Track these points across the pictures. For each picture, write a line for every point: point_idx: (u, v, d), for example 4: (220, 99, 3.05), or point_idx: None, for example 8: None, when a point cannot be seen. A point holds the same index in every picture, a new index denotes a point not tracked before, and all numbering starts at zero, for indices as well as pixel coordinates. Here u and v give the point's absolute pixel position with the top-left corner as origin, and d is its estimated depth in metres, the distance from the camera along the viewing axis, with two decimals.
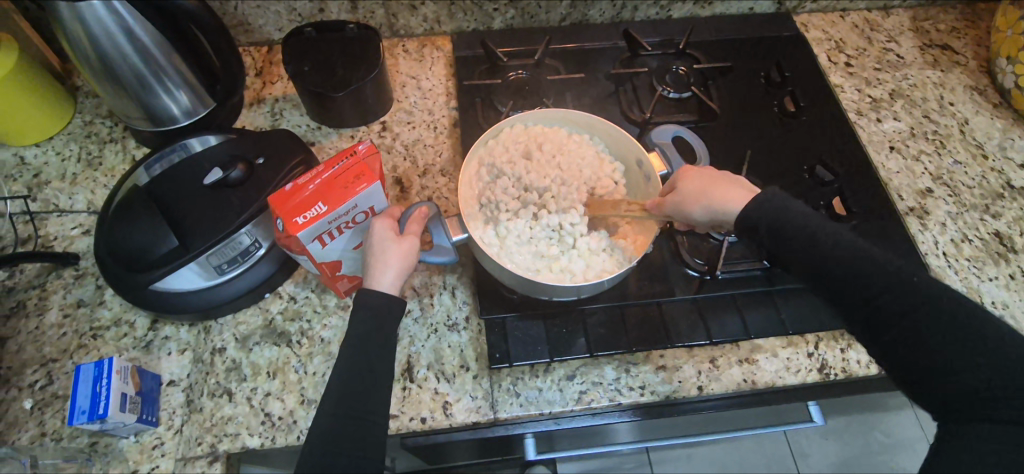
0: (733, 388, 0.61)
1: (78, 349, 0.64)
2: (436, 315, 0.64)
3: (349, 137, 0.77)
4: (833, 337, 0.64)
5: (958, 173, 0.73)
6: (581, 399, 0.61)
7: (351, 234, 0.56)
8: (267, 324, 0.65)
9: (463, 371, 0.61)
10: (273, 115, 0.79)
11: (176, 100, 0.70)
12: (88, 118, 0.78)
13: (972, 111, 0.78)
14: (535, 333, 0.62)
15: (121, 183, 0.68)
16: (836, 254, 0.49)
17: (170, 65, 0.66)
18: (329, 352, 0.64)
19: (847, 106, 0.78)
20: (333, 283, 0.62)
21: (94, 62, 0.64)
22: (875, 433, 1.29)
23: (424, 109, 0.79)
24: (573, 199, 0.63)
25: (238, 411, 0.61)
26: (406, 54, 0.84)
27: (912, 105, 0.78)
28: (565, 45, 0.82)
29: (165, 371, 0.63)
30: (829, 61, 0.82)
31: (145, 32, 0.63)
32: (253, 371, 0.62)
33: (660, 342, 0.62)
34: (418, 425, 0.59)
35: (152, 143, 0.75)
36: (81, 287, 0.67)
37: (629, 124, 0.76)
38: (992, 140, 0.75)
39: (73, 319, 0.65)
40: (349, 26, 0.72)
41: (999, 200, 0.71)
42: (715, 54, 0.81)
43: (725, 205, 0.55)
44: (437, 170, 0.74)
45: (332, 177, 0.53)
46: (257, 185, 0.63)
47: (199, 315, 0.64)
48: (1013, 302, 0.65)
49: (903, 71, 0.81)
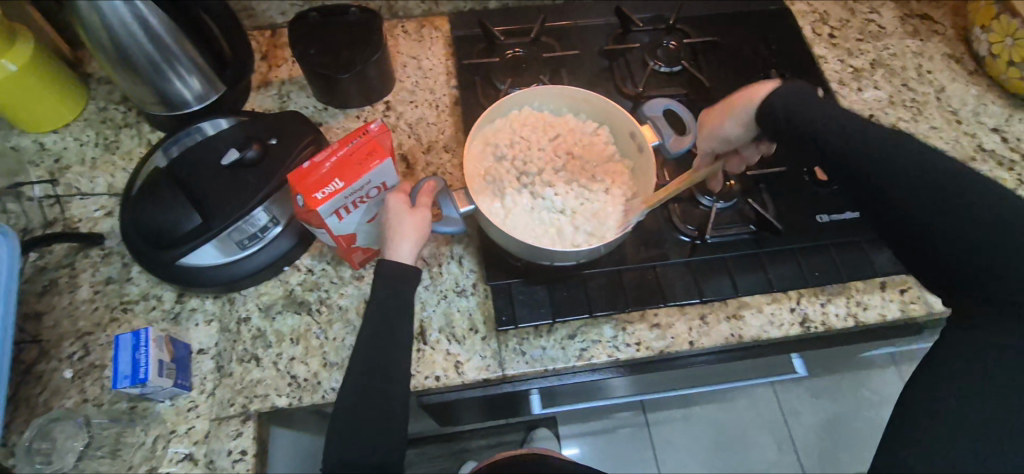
0: (721, 342, 0.67)
1: (110, 322, 0.68)
2: (445, 282, 0.69)
3: (355, 117, 0.80)
4: (814, 293, 0.69)
5: (934, 137, 0.77)
6: (582, 356, 0.66)
7: (366, 208, 0.61)
8: (288, 295, 0.70)
9: (472, 334, 0.66)
10: (280, 97, 0.82)
11: (189, 86, 0.73)
12: (102, 105, 0.81)
13: (948, 78, 0.81)
14: (539, 296, 0.67)
15: (141, 167, 0.71)
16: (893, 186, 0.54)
17: (182, 51, 0.69)
18: (346, 319, 0.68)
19: (830, 76, 0.82)
20: (349, 255, 0.67)
21: (110, 49, 0.67)
22: (861, 390, 1.36)
23: (425, 88, 0.82)
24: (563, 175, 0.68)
25: (265, 374, 0.65)
26: (406, 35, 0.87)
27: (892, 74, 0.82)
28: (560, 22, 0.85)
29: (194, 341, 0.67)
30: (813, 33, 0.85)
31: (158, 20, 0.65)
32: (277, 338, 0.67)
33: (655, 302, 0.67)
34: (432, 383, 0.64)
35: (166, 128, 0.78)
36: (109, 265, 0.71)
37: (623, 98, 0.80)
38: (967, 106, 0.79)
39: (104, 295, 0.69)
40: (352, 10, 0.75)
41: (971, 162, 0.76)
42: (705, 28, 0.85)
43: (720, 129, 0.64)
44: (440, 147, 0.78)
45: (347, 156, 0.57)
46: (272, 164, 0.67)
47: (224, 288, 0.68)
48: None
49: (883, 41, 0.85)
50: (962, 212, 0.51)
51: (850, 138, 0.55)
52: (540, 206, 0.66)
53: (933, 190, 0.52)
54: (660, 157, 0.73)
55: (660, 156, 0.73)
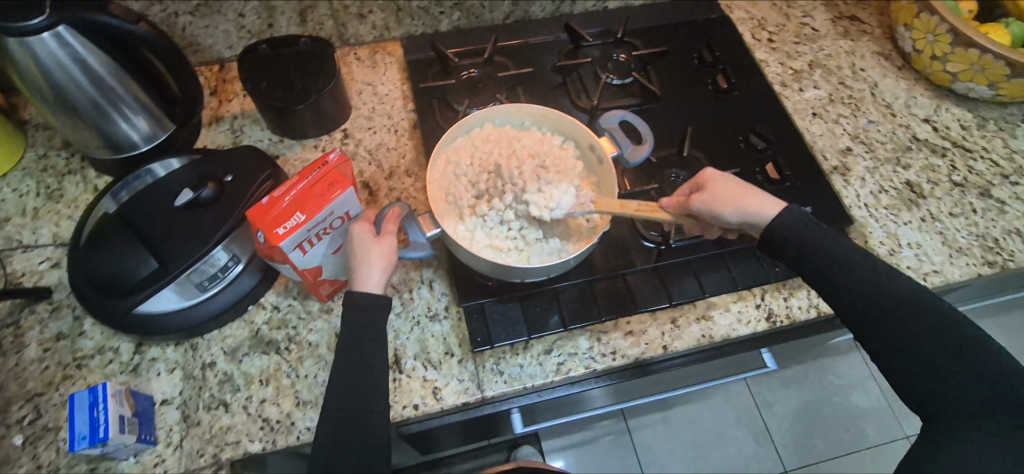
0: (693, 344, 0.68)
1: (64, 381, 0.64)
2: (417, 308, 0.68)
3: (312, 147, 0.79)
4: (777, 287, 0.71)
5: (872, 130, 0.82)
6: (560, 370, 0.66)
7: (330, 239, 0.60)
8: (254, 335, 0.67)
9: (449, 358, 0.66)
10: (233, 132, 0.80)
11: (136, 127, 0.70)
12: (42, 151, 0.78)
13: (881, 74, 0.86)
14: (512, 314, 0.67)
15: (88, 214, 0.68)
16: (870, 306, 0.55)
17: (127, 92, 0.67)
18: (318, 354, 0.66)
19: (772, 79, 0.85)
20: (316, 288, 0.65)
21: (48, 94, 0.64)
22: (829, 377, 1.40)
23: (382, 114, 0.82)
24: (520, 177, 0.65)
25: (236, 420, 0.63)
26: (359, 62, 0.86)
27: (829, 73, 0.86)
28: (512, 41, 0.87)
29: (157, 391, 0.64)
30: (754, 39, 0.89)
31: (99, 61, 0.63)
32: (246, 381, 0.65)
33: (628, 310, 0.68)
34: (411, 412, 0.63)
35: (114, 171, 0.75)
36: (58, 320, 0.67)
37: (579, 111, 0.81)
38: (899, 100, 0.84)
39: (55, 352, 0.66)
40: (302, 40, 0.75)
41: (908, 152, 0.80)
42: (652, 40, 0.88)
43: (717, 215, 0.60)
44: (402, 172, 0.77)
45: (307, 188, 0.56)
46: (229, 202, 0.66)
47: (185, 334, 0.65)
48: (925, 242, 0.73)
49: (818, 42, 0.89)
50: (949, 367, 0.52)
51: (855, 274, 0.56)
52: (497, 230, 0.66)
53: (924, 333, 0.53)
54: (620, 167, 0.75)
55: (620, 166, 0.74)
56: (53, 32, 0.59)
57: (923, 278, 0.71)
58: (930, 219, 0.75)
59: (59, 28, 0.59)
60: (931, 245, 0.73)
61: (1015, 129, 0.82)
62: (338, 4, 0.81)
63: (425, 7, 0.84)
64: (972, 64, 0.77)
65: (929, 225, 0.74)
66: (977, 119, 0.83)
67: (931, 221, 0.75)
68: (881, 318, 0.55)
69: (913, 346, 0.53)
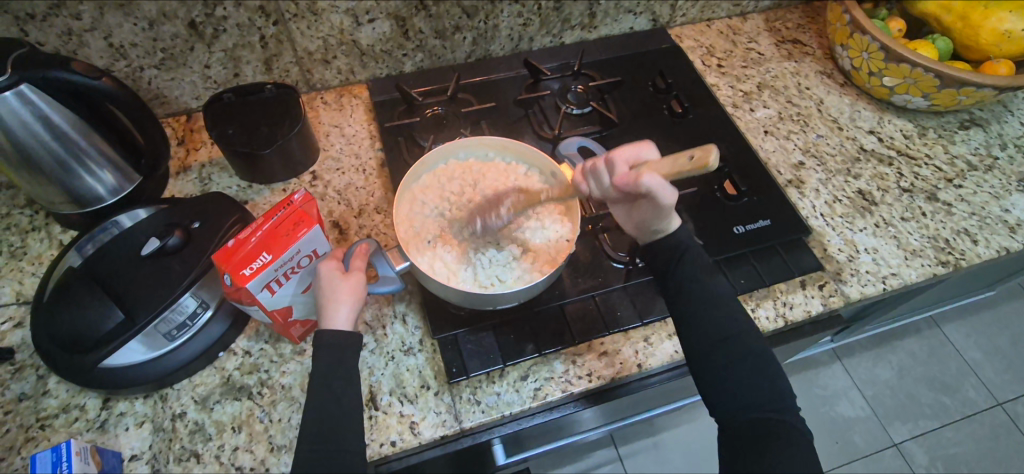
0: (667, 360, 0.68)
1: (26, 443, 0.62)
2: (391, 343, 0.68)
3: (281, 191, 0.80)
4: (743, 299, 0.72)
5: (822, 144, 0.86)
6: (537, 395, 0.66)
7: (299, 278, 0.60)
8: (225, 381, 0.66)
9: (425, 391, 0.65)
10: (201, 180, 0.81)
11: (101, 180, 0.71)
12: (5, 211, 0.77)
13: (825, 92, 0.92)
14: (487, 343, 0.67)
15: (52, 270, 0.67)
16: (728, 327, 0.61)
17: (92, 147, 0.68)
18: (291, 397, 0.66)
19: (725, 101, 0.90)
20: (286, 330, 0.65)
21: (10, 151, 0.64)
22: (812, 389, 1.42)
23: (350, 154, 0.84)
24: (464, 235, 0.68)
25: (208, 470, 0.61)
26: (326, 106, 0.89)
27: (777, 93, 0.91)
28: (473, 79, 0.90)
29: (125, 447, 0.62)
30: (704, 65, 0.94)
31: (62, 118, 0.64)
32: (218, 429, 0.63)
33: (599, 331, 0.69)
34: (389, 449, 0.62)
35: (79, 226, 0.75)
36: (21, 380, 0.65)
37: (542, 141, 0.84)
38: (845, 114, 0.89)
39: (16, 414, 0.63)
40: (267, 87, 0.76)
41: (857, 162, 0.84)
42: (607, 71, 0.92)
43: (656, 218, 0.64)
44: (372, 209, 0.78)
45: (273, 228, 0.57)
46: (195, 248, 0.66)
47: (155, 384, 0.64)
48: (881, 246, 0.76)
49: (765, 65, 0.94)
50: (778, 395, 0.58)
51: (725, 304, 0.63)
52: (483, 251, 0.67)
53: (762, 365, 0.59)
54: None
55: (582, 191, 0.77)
56: (16, 91, 0.59)
57: (881, 281, 0.73)
58: (884, 225, 0.78)
59: (22, 87, 0.59)
60: (887, 248, 0.76)
61: (953, 136, 0.87)
62: (302, 52, 0.83)
63: (388, 50, 0.87)
64: (905, 78, 0.82)
65: (883, 230, 0.78)
66: (918, 129, 0.88)
67: (885, 226, 0.78)
68: (699, 298, 0.62)
69: (731, 323, 0.61)
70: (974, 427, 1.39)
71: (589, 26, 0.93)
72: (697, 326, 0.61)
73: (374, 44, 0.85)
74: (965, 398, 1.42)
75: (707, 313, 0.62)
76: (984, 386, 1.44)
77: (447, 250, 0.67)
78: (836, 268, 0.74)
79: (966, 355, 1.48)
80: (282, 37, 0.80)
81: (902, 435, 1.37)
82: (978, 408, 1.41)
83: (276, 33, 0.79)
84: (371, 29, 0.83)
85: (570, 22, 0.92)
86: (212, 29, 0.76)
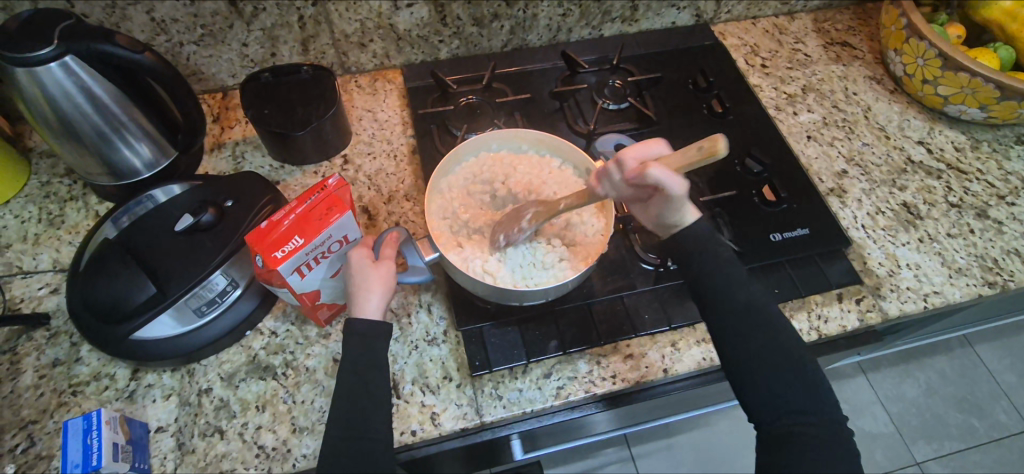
0: (694, 367, 0.67)
1: (58, 408, 0.63)
2: (415, 332, 0.68)
3: (312, 173, 0.80)
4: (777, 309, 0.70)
5: (867, 153, 0.83)
6: (559, 394, 0.65)
7: (329, 263, 0.60)
8: (251, 360, 0.67)
9: (447, 382, 0.65)
10: (234, 158, 0.81)
11: (138, 153, 0.71)
12: (45, 179, 0.79)
13: (873, 98, 0.88)
14: (511, 338, 0.66)
15: (88, 240, 0.69)
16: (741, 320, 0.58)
17: (131, 121, 0.68)
18: (315, 380, 0.66)
19: (767, 103, 0.87)
20: (314, 313, 0.65)
21: (54, 121, 0.65)
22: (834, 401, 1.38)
23: (382, 140, 0.83)
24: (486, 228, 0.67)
25: (231, 447, 0.62)
26: (360, 89, 0.88)
27: (822, 97, 0.88)
28: (509, 69, 0.89)
29: (152, 419, 0.63)
30: (747, 64, 0.91)
31: (104, 90, 0.64)
32: (242, 407, 0.64)
33: (626, 333, 0.67)
34: (409, 438, 0.62)
35: (115, 198, 0.76)
36: (55, 347, 0.67)
37: (576, 136, 0.82)
38: (893, 123, 0.86)
39: (50, 379, 0.65)
40: (304, 68, 0.76)
41: (904, 174, 0.81)
42: (646, 67, 0.89)
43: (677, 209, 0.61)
44: (401, 196, 0.78)
45: (306, 212, 0.57)
46: (229, 227, 0.66)
47: (183, 359, 0.65)
48: (924, 262, 0.73)
49: (811, 67, 0.91)
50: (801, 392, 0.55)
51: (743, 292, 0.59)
52: (522, 247, 0.65)
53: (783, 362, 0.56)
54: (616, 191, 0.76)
55: None
56: (61, 62, 0.60)
57: (922, 299, 0.71)
58: (928, 240, 0.75)
59: (67, 58, 0.60)
60: (930, 265, 0.73)
61: (1009, 151, 0.83)
62: (339, 34, 0.83)
63: (424, 36, 0.86)
64: (962, 88, 0.78)
65: (927, 245, 0.75)
66: (971, 141, 0.84)
67: (930, 241, 0.75)
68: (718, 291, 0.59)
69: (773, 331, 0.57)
70: (1003, 451, 1.34)
71: (630, 19, 0.91)
72: (721, 324, 0.58)
73: (411, 29, 0.84)
74: (994, 421, 1.38)
75: (738, 328, 0.57)
76: (1015, 410, 1.40)
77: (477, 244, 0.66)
78: (875, 282, 0.72)
79: (998, 377, 1.43)
80: (320, 19, 0.80)
81: (926, 455, 1.34)
82: (1008, 432, 1.37)
83: (314, 14, 0.79)
84: (409, 14, 0.82)
85: (610, 15, 0.90)
86: (252, 7, 0.76)
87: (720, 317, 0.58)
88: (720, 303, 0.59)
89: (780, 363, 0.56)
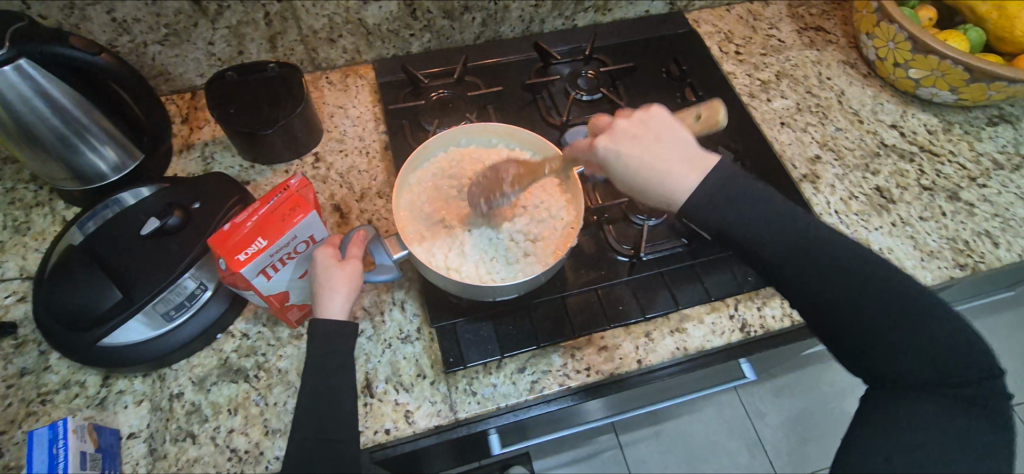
0: (668, 357, 0.67)
1: (27, 417, 0.63)
2: (389, 331, 0.68)
3: (283, 172, 0.79)
4: (749, 297, 0.71)
5: (841, 138, 0.83)
6: (534, 388, 0.65)
7: (295, 264, 0.59)
8: (223, 363, 0.66)
9: (420, 379, 0.65)
10: (203, 159, 0.80)
11: (103, 156, 0.70)
12: (9, 185, 0.77)
13: (847, 82, 0.88)
14: (484, 332, 0.66)
15: (54, 246, 0.68)
16: (871, 301, 0.48)
17: (94, 123, 0.67)
18: (287, 381, 0.65)
19: (741, 90, 0.87)
20: (284, 314, 0.64)
21: (10, 126, 0.63)
22: (821, 385, 1.37)
23: (354, 136, 0.82)
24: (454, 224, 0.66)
25: (203, 451, 0.62)
26: (331, 86, 0.87)
27: (796, 83, 0.88)
28: (481, 62, 0.88)
29: (123, 425, 0.63)
30: (721, 51, 0.90)
31: (63, 93, 0.63)
32: (214, 411, 0.64)
33: (599, 325, 0.67)
34: (383, 437, 0.62)
35: (83, 202, 0.75)
36: (23, 356, 0.66)
37: (550, 128, 0.81)
38: (866, 107, 0.86)
39: (18, 388, 0.64)
40: (270, 66, 0.75)
41: (877, 158, 0.81)
42: (619, 56, 0.89)
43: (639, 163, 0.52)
44: (374, 193, 0.77)
45: (269, 213, 0.56)
46: (196, 229, 0.65)
47: (154, 364, 0.64)
48: (896, 246, 0.73)
49: (785, 53, 0.91)
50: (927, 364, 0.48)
51: (845, 266, 0.49)
52: (490, 245, 0.65)
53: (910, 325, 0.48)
54: (588, 183, 0.75)
55: (590, 181, 0.75)
56: (14, 65, 0.58)
57: None
58: (901, 224, 0.75)
59: (20, 61, 0.58)
60: (903, 249, 0.73)
61: (980, 133, 0.83)
62: (307, 30, 0.82)
63: (395, 30, 0.85)
64: (932, 70, 0.78)
65: (900, 229, 0.75)
66: (943, 124, 0.84)
67: (902, 225, 0.75)
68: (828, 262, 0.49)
69: (890, 296, 0.48)
70: None
71: (603, 8, 0.90)
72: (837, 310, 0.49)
73: (381, 23, 0.83)
74: None
75: (862, 303, 0.49)
76: None
77: (445, 240, 0.65)
78: None
79: None
80: (287, 15, 0.79)
81: None
82: None
83: (280, 10, 0.78)
84: (378, 8, 0.81)
85: (583, 4, 0.89)
86: (216, 5, 0.74)
87: (831, 298, 0.49)
88: (818, 275, 0.50)
89: (907, 345, 0.48)
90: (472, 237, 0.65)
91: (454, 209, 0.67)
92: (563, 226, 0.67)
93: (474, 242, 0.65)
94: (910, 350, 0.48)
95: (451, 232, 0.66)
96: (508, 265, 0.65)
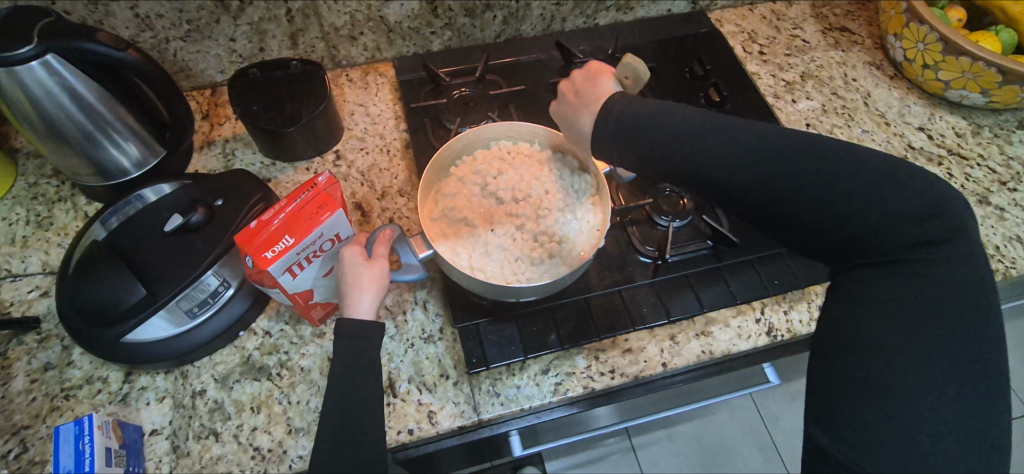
0: (693, 361, 0.67)
1: (51, 412, 0.63)
2: (411, 330, 0.67)
3: (304, 170, 0.79)
4: (776, 301, 0.70)
5: (867, 140, 0.81)
6: (557, 390, 0.65)
7: (321, 262, 0.59)
8: (245, 361, 0.66)
9: (443, 380, 0.64)
10: (225, 156, 0.80)
11: (126, 152, 0.70)
12: (32, 180, 0.77)
13: (873, 84, 0.87)
14: (508, 333, 0.65)
15: (77, 242, 0.67)
16: (842, 179, 0.47)
17: (118, 120, 0.67)
18: (310, 380, 0.65)
19: (765, 91, 0.85)
20: (308, 312, 0.64)
21: (35, 119, 0.64)
22: None
23: (375, 134, 0.82)
24: (479, 223, 0.65)
25: (226, 449, 0.61)
26: (352, 83, 0.87)
27: (822, 84, 0.87)
28: (502, 60, 0.87)
29: (146, 421, 0.63)
30: (744, 51, 0.89)
31: (89, 89, 0.63)
32: (237, 409, 0.63)
33: (624, 327, 0.66)
34: (406, 437, 0.61)
35: (105, 198, 0.75)
36: (46, 351, 0.66)
37: None
38: (893, 109, 0.84)
39: (41, 383, 0.64)
40: (292, 64, 0.74)
41: None
42: (642, 55, 0.88)
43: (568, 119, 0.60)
44: (395, 191, 0.77)
45: (297, 211, 0.55)
46: (219, 226, 0.65)
47: (176, 361, 0.64)
48: None
49: (809, 54, 0.90)
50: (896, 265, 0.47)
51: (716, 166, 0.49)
52: (516, 245, 0.65)
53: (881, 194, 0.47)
54: (613, 184, 0.75)
55: (613, 181, 0.74)
56: (42, 61, 0.58)
57: None
58: None
59: (47, 57, 0.58)
60: None
61: (1010, 136, 0.82)
62: (329, 27, 0.81)
63: (416, 27, 0.84)
64: (962, 72, 0.77)
65: None
66: (972, 127, 0.83)
67: None
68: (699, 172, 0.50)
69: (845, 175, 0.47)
70: None
71: (625, 7, 0.90)
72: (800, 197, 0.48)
73: (402, 21, 0.83)
74: None
75: (825, 187, 0.48)
76: None
77: (471, 239, 0.65)
78: None
79: None
80: (309, 12, 0.78)
81: None
82: None
83: (301, 7, 0.77)
84: (400, 6, 0.81)
85: (605, 3, 0.88)
86: (239, 2, 0.74)
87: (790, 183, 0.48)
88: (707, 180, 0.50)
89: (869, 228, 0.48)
90: (500, 233, 0.65)
91: (479, 208, 0.67)
92: (591, 228, 0.66)
93: (501, 240, 0.65)
94: (880, 228, 0.47)
95: (476, 230, 0.65)
96: (535, 265, 0.64)
